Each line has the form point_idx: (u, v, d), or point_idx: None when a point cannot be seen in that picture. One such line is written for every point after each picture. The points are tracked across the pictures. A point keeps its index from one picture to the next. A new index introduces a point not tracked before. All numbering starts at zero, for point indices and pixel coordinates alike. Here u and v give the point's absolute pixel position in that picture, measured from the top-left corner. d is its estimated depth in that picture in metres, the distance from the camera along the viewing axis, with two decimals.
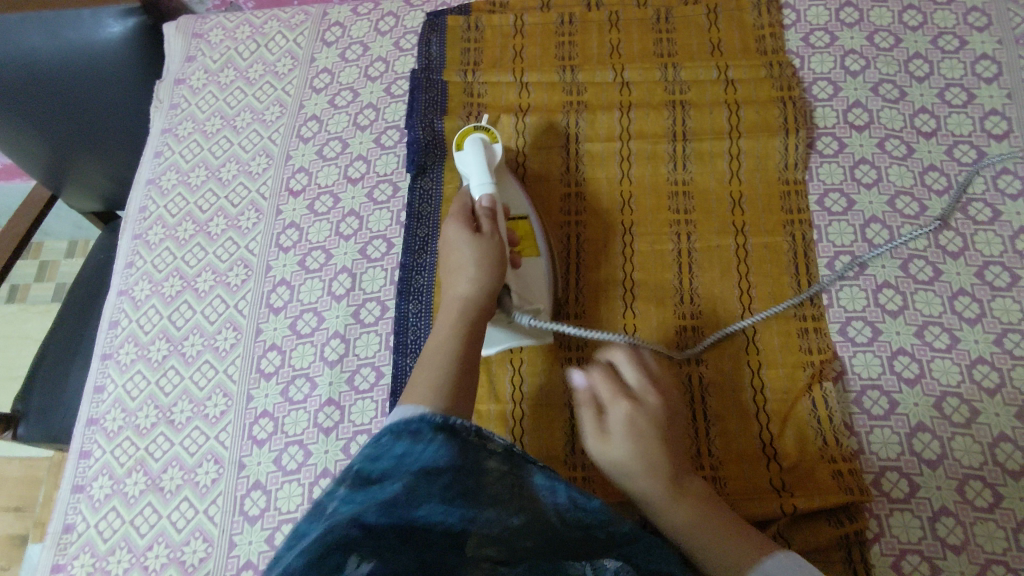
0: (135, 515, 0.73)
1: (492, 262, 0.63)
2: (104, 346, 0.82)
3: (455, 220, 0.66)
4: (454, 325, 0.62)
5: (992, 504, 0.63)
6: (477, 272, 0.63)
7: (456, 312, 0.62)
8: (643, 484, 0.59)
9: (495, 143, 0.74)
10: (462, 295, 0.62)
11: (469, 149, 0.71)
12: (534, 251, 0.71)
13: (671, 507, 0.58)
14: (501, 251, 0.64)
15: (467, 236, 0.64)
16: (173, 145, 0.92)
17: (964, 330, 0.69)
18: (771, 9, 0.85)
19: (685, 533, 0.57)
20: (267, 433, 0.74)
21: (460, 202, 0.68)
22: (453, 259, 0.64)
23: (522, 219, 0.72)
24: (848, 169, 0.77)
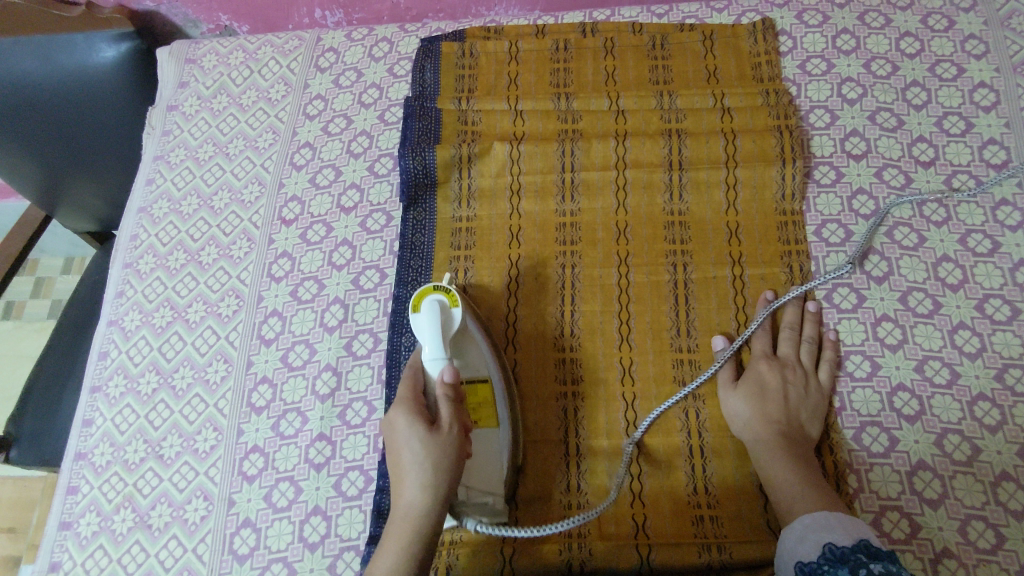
0: (122, 553, 0.71)
1: (446, 468, 0.59)
2: (93, 378, 0.81)
3: (408, 412, 0.60)
4: (404, 540, 0.57)
5: (995, 545, 0.61)
6: (431, 476, 0.58)
7: (404, 528, 0.57)
8: (751, 431, 0.66)
9: (455, 307, 0.67)
10: (411, 505, 0.58)
11: (425, 314, 0.66)
12: (493, 423, 0.67)
13: (766, 456, 0.64)
14: (457, 454, 0.59)
15: (421, 435, 0.59)
16: (165, 172, 0.92)
17: (964, 365, 0.68)
18: (768, 37, 0.84)
19: (771, 478, 0.63)
20: (257, 469, 0.73)
21: (413, 386, 0.63)
22: (404, 461, 0.59)
23: (482, 383, 0.67)
24: (846, 199, 0.76)
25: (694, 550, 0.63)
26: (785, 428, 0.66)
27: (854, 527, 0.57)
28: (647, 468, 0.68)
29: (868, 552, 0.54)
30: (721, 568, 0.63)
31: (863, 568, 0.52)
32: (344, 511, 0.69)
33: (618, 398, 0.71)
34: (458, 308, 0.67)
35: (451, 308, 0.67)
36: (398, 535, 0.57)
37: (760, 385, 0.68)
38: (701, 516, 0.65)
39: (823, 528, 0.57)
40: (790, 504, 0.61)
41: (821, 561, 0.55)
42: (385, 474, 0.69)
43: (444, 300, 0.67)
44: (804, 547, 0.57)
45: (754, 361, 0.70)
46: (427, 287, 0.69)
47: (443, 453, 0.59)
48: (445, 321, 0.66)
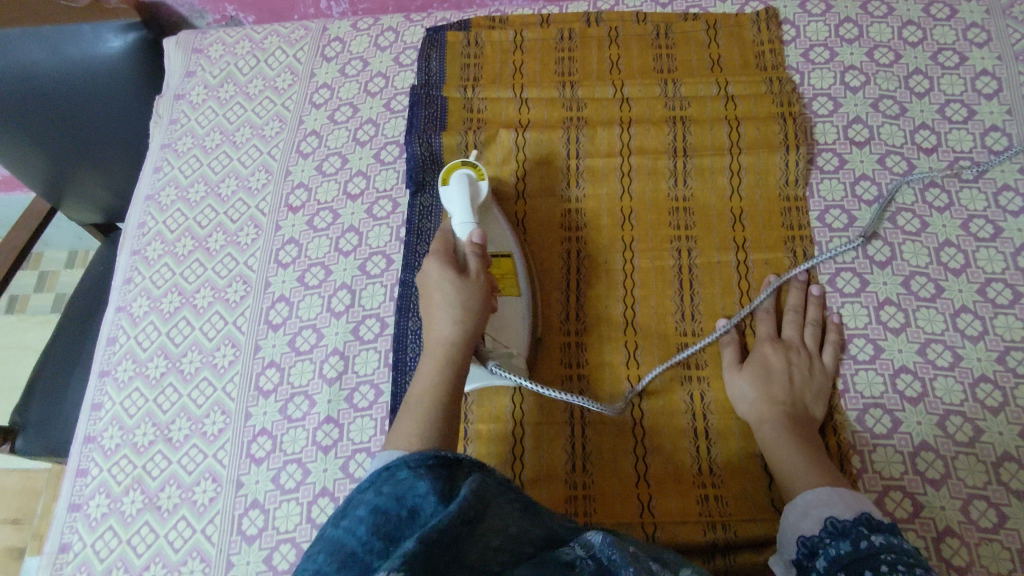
0: (131, 535, 0.72)
1: (476, 303, 0.63)
2: (102, 363, 0.82)
3: (439, 258, 0.65)
4: (439, 367, 0.61)
5: (996, 525, 0.62)
6: (463, 310, 0.63)
7: (439, 353, 0.62)
8: (755, 410, 0.67)
9: (481, 180, 0.74)
10: (445, 334, 0.62)
11: (454, 185, 0.72)
12: (513, 290, 0.72)
13: (770, 436, 0.65)
14: (486, 297, 0.64)
15: (451, 278, 0.64)
16: (172, 160, 0.92)
17: (966, 348, 0.69)
18: (771, 25, 0.85)
19: (774, 458, 0.64)
20: (265, 451, 0.73)
21: (444, 238, 0.68)
22: (436, 302, 0.64)
23: (504, 257, 0.73)
24: (848, 185, 0.77)
25: (699, 529, 0.64)
26: (788, 408, 0.66)
27: (857, 502, 0.58)
28: (653, 448, 0.68)
29: (871, 527, 0.54)
30: (725, 547, 0.64)
31: (864, 540, 0.53)
32: (351, 493, 0.70)
33: (623, 380, 0.72)
34: (485, 181, 0.73)
35: (478, 181, 0.73)
36: (432, 360, 0.62)
37: (763, 365, 0.69)
38: (706, 495, 0.66)
39: (827, 504, 0.58)
40: (793, 482, 0.61)
41: (823, 535, 0.56)
42: None
43: (471, 173, 0.73)
44: (807, 523, 0.58)
45: (760, 342, 0.71)
46: (455, 163, 0.75)
47: (471, 290, 0.64)
48: (473, 189, 0.73)
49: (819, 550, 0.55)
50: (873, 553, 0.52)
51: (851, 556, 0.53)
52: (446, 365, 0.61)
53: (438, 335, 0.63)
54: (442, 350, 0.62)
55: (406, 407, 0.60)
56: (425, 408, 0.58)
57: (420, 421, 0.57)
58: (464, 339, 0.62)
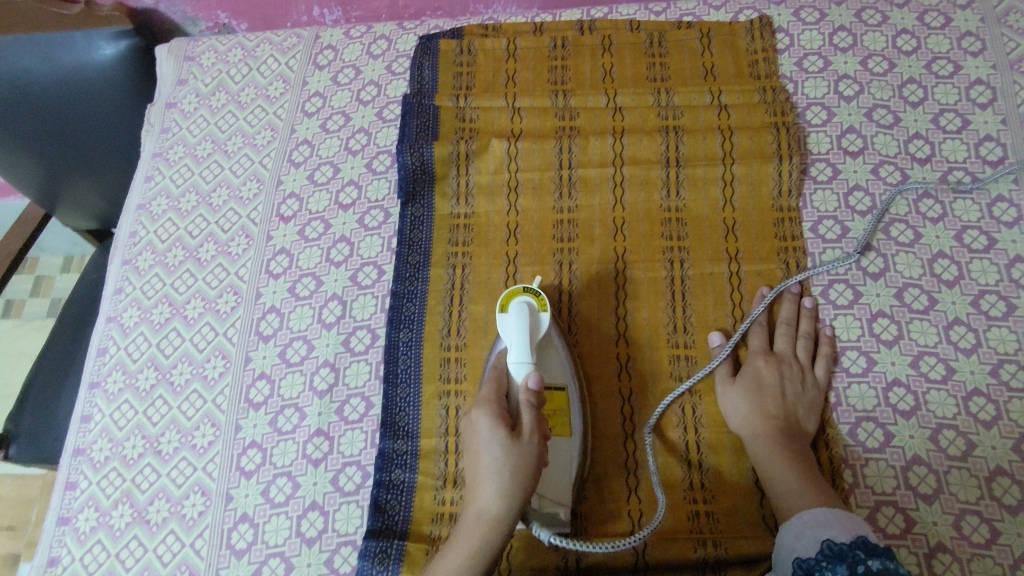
0: (120, 549, 0.72)
1: (527, 472, 0.58)
2: (92, 374, 0.81)
3: (491, 414, 0.60)
4: (474, 545, 0.57)
5: (989, 540, 0.61)
6: (509, 482, 0.57)
7: (477, 528, 0.57)
8: (749, 425, 0.67)
9: (541, 312, 0.69)
10: (487, 506, 0.58)
11: (513, 315, 0.68)
12: (566, 432, 0.67)
13: (763, 450, 0.65)
14: (536, 464, 0.59)
15: (502, 440, 0.58)
16: (164, 169, 0.92)
17: (959, 361, 0.68)
18: (765, 34, 0.84)
19: (766, 471, 0.64)
20: (255, 465, 0.73)
21: (496, 383, 0.64)
22: (482, 464, 0.59)
23: (557, 392, 0.68)
24: (842, 196, 0.76)
25: (690, 545, 0.64)
26: (781, 422, 0.66)
27: (852, 524, 0.56)
28: (644, 463, 0.68)
29: (868, 551, 0.52)
30: (716, 564, 0.63)
31: (861, 565, 0.51)
32: (341, 507, 0.70)
33: (615, 394, 0.71)
34: (546, 313, 0.69)
35: (540, 312, 0.69)
36: (471, 535, 0.57)
37: (757, 379, 0.69)
38: (697, 511, 0.66)
39: (820, 524, 0.57)
40: (786, 501, 0.61)
41: (820, 558, 0.54)
42: (381, 468, 0.70)
43: (533, 302, 0.69)
44: (801, 544, 0.57)
45: (755, 356, 0.70)
46: (517, 287, 0.71)
47: (522, 458, 0.58)
48: (533, 323, 0.68)
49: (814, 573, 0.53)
50: None
51: None
52: (482, 544, 0.57)
53: (482, 506, 0.58)
54: (483, 525, 0.57)
55: None
56: None
57: None
58: (509, 514, 0.57)
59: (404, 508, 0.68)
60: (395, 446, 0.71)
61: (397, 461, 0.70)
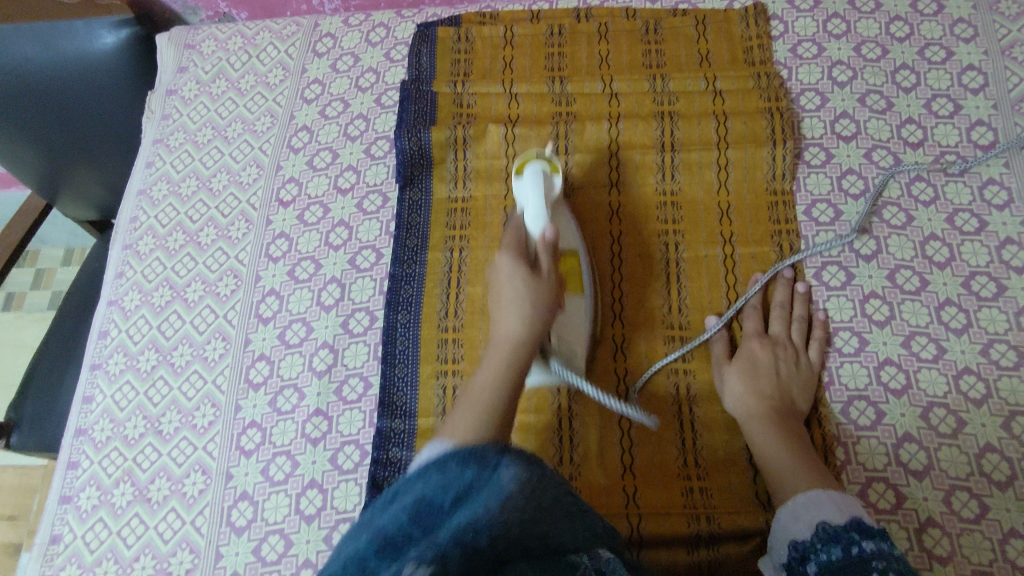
0: (121, 526, 0.72)
1: (547, 300, 0.62)
2: (93, 356, 0.82)
3: (510, 253, 0.63)
4: (504, 359, 0.58)
5: (979, 515, 0.62)
6: (533, 303, 0.61)
7: (506, 346, 0.59)
8: (743, 403, 0.67)
9: (555, 175, 0.73)
10: (514, 327, 0.60)
11: (528, 177, 0.71)
12: (579, 290, 0.69)
13: (756, 428, 0.65)
14: (555, 295, 0.63)
15: (523, 274, 0.62)
16: (164, 155, 0.93)
17: (950, 341, 0.69)
18: (759, 21, 0.85)
19: (759, 449, 0.64)
20: (254, 444, 0.74)
21: (515, 232, 0.67)
22: (505, 294, 0.62)
23: (569, 256, 0.71)
24: (835, 179, 0.77)
25: (683, 520, 0.65)
26: (775, 402, 0.67)
27: (846, 504, 0.58)
28: (639, 441, 0.69)
29: (864, 534, 0.54)
30: (709, 539, 0.64)
31: (856, 546, 0.53)
32: (340, 484, 0.70)
33: (610, 373, 0.72)
34: (558, 176, 0.73)
35: (552, 176, 0.72)
36: (500, 353, 0.59)
37: (752, 359, 0.69)
38: (691, 487, 0.66)
39: (815, 505, 0.58)
40: (780, 480, 0.61)
41: (815, 540, 0.56)
42: (379, 446, 0.70)
43: (545, 168, 0.72)
44: (797, 526, 0.58)
45: (751, 338, 0.71)
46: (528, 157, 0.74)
47: (541, 285, 0.62)
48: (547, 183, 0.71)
49: (810, 556, 0.55)
50: (865, 560, 0.52)
51: (843, 563, 0.53)
52: (513, 358, 0.58)
53: (507, 329, 0.60)
54: (511, 343, 0.59)
55: (467, 400, 0.56)
56: (488, 398, 0.56)
57: (479, 414, 0.54)
58: (534, 333, 0.60)
59: None
60: (392, 425, 0.71)
61: (394, 439, 0.71)
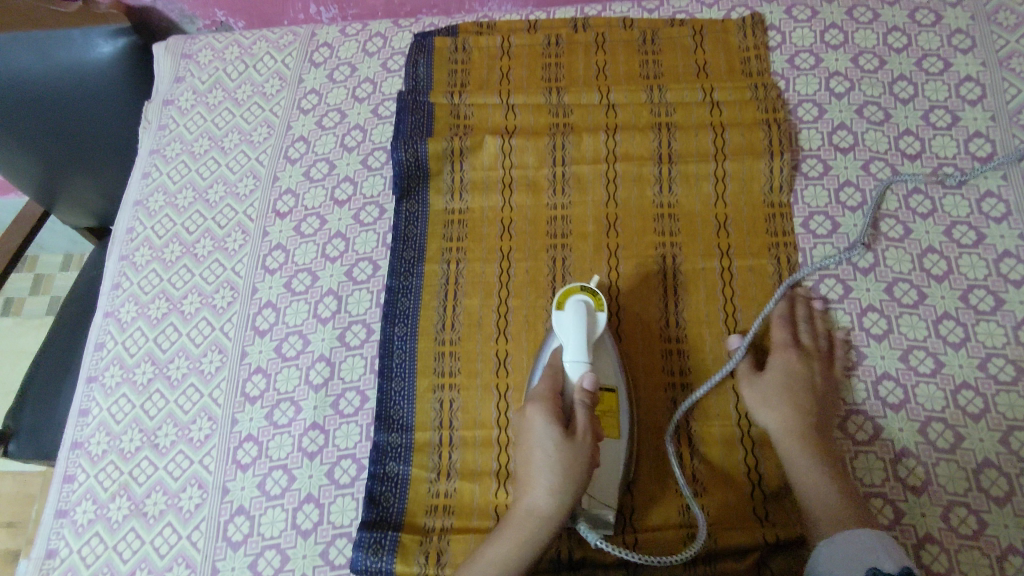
0: (118, 541, 0.72)
1: (576, 474, 0.61)
2: (89, 368, 0.82)
3: (544, 414, 0.62)
4: (517, 539, 0.61)
5: (977, 531, 0.62)
6: (557, 481, 0.61)
7: (526, 522, 0.61)
8: (782, 425, 0.66)
9: (599, 311, 0.67)
10: (537, 503, 0.61)
11: (569, 315, 0.67)
12: (616, 435, 0.65)
13: (795, 452, 0.64)
14: (587, 466, 0.61)
15: (554, 441, 0.61)
16: (161, 165, 0.93)
17: (948, 355, 0.69)
18: (757, 31, 0.85)
19: (796, 476, 0.64)
20: (251, 458, 0.73)
21: (553, 381, 0.65)
22: (535, 460, 0.62)
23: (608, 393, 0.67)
24: (832, 191, 0.77)
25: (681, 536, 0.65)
26: (813, 419, 0.66)
27: (897, 551, 0.58)
28: (637, 456, 0.69)
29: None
30: (707, 555, 0.64)
31: None
32: (337, 499, 0.70)
33: None
34: (603, 312, 0.67)
35: (596, 312, 0.67)
36: (518, 527, 0.61)
37: (789, 374, 0.68)
38: (688, 504, 0.66)
39: (861, 554, 0.58)
40: (820, 515, 0.61)
41: None
42: (377, 461, 0.70)
43: (590, 302, 0.68)
44: (846, 572, 0.57)
45: (784, 349, 0.70)
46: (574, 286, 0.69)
47: (569, 463, 0.61)
48: (590, 322, 0.67)
49: None
50: None
51: None
52: (527, 538, 0.61)
53: (532, 502, 0.61)
54: (531, 521, 0.61)
55: (475, 567, 0.61)
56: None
57: None
58: (555, 511, 0.61)
59: (399, 500, 0.69)
60: (390, 439, 0.71)
61: (392, 453, 0.71)
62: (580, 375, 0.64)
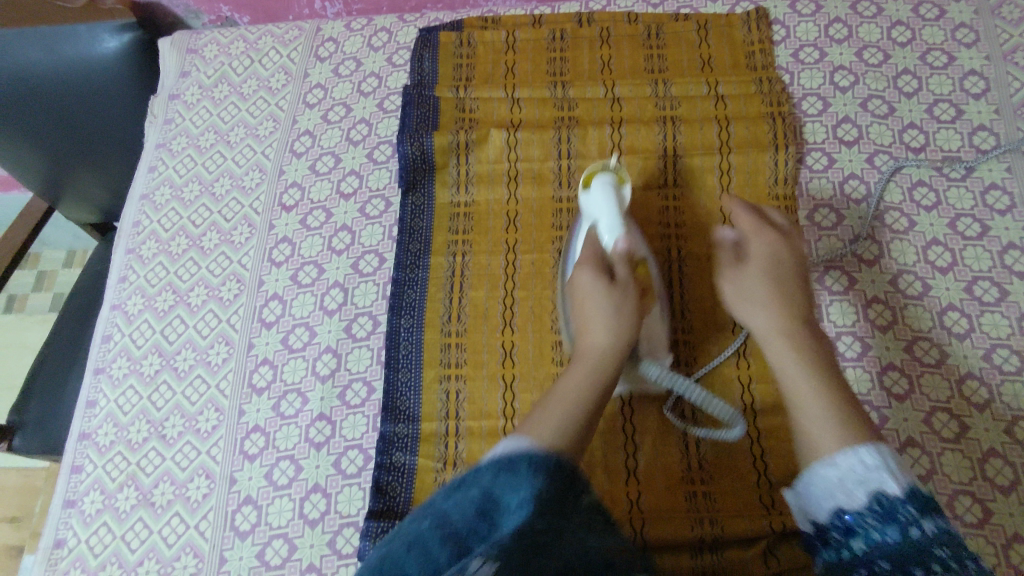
0: (125, 531, 0.73)
1: (630, 312, 0.63)
2: (96, 361, 0.82)
3: (590, 268, 0.65)
4: (590, 372, 0.60)
5: (982, 520, 0.63)
6: (616, 319, 0.62)
7: (591, 360, 0.61)
8: (768, 318, 0.62)
9: (622, 185, 0.71)
10: (600, 342, 0.61)
11: (597, 190, 0.69)
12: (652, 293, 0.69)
13: (781, 344, 0.61)
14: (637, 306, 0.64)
15: (605, 287, 0.63)
16: (167, 159, 0.93)
17: (953, 345, 0.69)
18: (761, 25, 0.86)
19: (779, 366, 0.60)
20: (258, 448, 0.74)
21: (591, 245, 0.67)
22: (588, 311, 0.63)
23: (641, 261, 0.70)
24: (837, 184, 0.77)
25: (687, 524, 0.65)
26: (801, 317, 0.62)
27: (901, 467, 0.51)
28: (642, 445, 0.69)
29: (919, 506, 0.48)
30: (713, 543, 0.64)
31: (914, 528, 0.47)
32: (343, 489, 0.71)
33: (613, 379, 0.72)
34: (627, 186, 0.71)
35: (621, 186, 0.71)
36: (586, 365, 0.60)
37: (772, 262, 0.65)
38: (694, 491, 0.67)
39: (863, 469, 0.51)
40: (807, 405, 0.56)
41: (867, 512, 0.49)
42: (383, 451, 0.71)
43: (613, 178, 0.70)
44: (844, 489, 0.51)
45: (763, 235, 0.67)
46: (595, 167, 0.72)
47: (623, 301, 0.63)
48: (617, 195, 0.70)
49: (859, 530, 0.50)
50: (924, 547, 0.46)
51: (899, 546, 0.47)
52: (598, 371, 0.60)
53: (593, 342, 0.62)
54: (598, 357, 0.61)
55: (552, 401, 0.58)
56: (574, 401, 0.57)
57: (555, 417, 0.55)
58: (619, 344, 0.61)
59: (405, 490, 0.69)
60: (396, 430, 0.71)
61: (398, 444, 0.71)
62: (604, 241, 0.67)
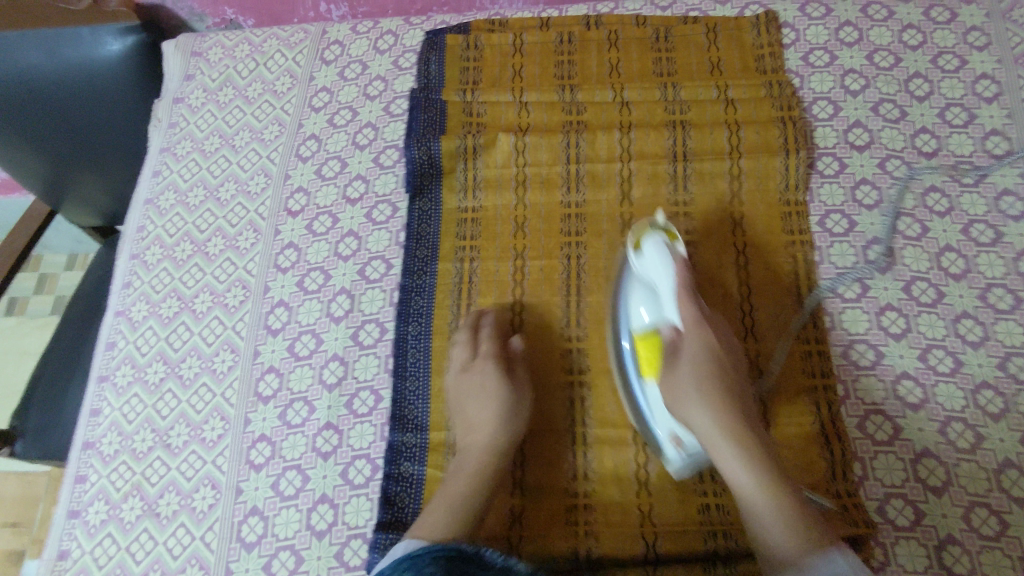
0: (130, 541, 0.72)
1: (514, 404, 0.69)
2: (100, 368, 0.82)
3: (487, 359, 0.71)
4: (473, 466, 0.66)
5: (998, 532, 0.62)
6: (499, 412, 0.68)
7: (476, 454, 0.67)
8: (707, 420, 0.61)
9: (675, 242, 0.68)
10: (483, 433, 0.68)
11: (649, 256, 0.66)
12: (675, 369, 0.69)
13: (725, 449, 0.60)
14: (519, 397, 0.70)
15: (490, 378, 0.70)
16: (171, 164, 0.92)
17: (968, 354, 0.68)
18: (771, 29, 0.85)
19: (727, 474, 0.60)
20: (264, 458, 0.73)
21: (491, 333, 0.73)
22: (475, 405, 0.70)
23: None
24: (849, 189, 0.77)
25: (700, 537, 0.64)
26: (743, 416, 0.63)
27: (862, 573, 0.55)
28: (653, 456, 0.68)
29: None
30: (726, 556, 0.64)
31: None
32: (351, 500, 0.70)
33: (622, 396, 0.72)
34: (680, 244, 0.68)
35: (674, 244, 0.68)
36: (469, 459, 0.67)
37: (712, 361, 0.64)
38: (707, 503, 0.66)
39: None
40: (762, 515, 0.58)
41: None
42: (391, 461, 0.70)
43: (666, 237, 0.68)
44: None
45: (697, 328, 0.65)
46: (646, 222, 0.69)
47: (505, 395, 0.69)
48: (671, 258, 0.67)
49: None
50: None
51: None
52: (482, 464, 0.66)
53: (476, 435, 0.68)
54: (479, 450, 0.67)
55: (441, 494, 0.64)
56: (464, 496, 0.64)
57: (443, 512, 0.62)
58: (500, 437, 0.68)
59: (414, 501, 0.69)
60: (404, 439, 0.71)
61: (406, 453, 0.71)
62: (657, 326, 0.67)
